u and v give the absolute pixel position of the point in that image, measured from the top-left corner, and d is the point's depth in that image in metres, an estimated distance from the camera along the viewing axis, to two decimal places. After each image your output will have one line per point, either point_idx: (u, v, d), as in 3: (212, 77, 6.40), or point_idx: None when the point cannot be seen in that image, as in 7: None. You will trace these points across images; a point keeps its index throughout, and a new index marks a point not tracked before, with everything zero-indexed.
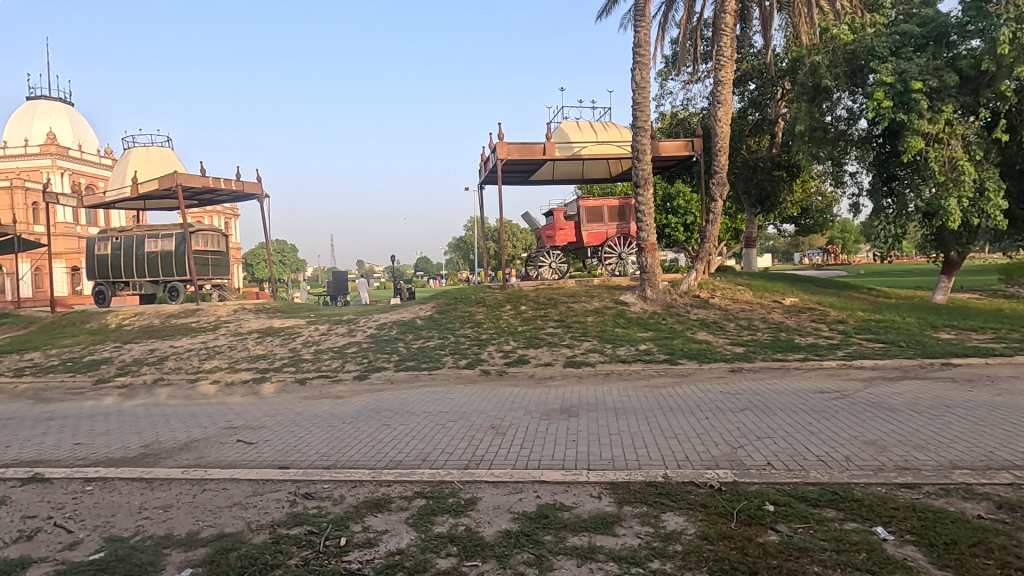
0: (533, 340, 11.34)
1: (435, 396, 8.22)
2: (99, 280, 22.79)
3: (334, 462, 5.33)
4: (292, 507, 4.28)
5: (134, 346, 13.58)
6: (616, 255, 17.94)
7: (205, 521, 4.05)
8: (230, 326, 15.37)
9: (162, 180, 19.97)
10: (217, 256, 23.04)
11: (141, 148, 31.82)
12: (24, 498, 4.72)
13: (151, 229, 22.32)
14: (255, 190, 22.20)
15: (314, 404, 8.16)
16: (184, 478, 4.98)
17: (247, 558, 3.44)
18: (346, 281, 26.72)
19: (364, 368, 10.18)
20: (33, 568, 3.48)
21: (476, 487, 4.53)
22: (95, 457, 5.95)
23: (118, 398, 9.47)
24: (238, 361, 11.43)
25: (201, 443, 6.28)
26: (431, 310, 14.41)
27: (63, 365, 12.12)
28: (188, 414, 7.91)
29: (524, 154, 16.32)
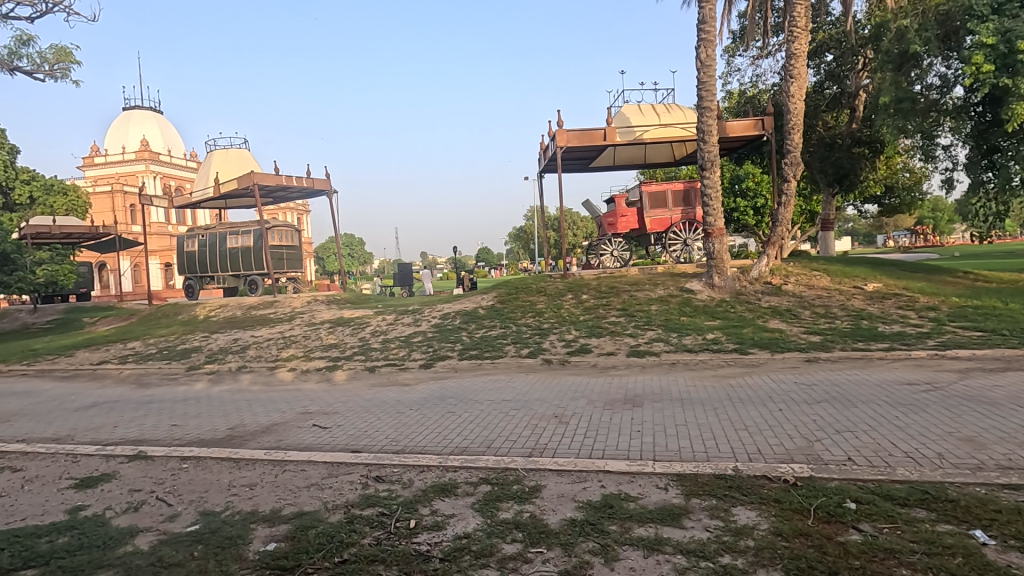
0: (595, 329, 11.23)
1: (499, 385, 8.32)
2: (188, 275, 24.66)
3: (402, 447, 5.52)
4: (364, 489, 4.48)
5: (220, 336, 14.62)
6: (681, 241, 17.38)
7: (286, 500, 4.32)
8: (304, 317, 16.23)
9: (240, 180, 21.25)
10: (291, 250, 24.27)
11: (221, 151, 33.97)
12: (130, 473, 5.22)
13: (231, 227, 23.88)
14: (324, 186, 23.19)
15: (382, 391, 8.48)
16: (266, 459, 5.32)
17: (324, 535, 3.64)
18: (410, 273, 27.36)
19: (429, 356, 10.47)
20: (139, 536, 3.84)
21: (540, 475, 4.55)
22: (189, 437, 6.47)
23: (206, 383, 10.26)
24: (312, 350, 12.05)
25: (280, 426, 6.68)
26: (492, 300, 14.55)
27: (159, 353, 13.24)
28: (268, 399, 8.44)
29: (584, 141, 16.06)
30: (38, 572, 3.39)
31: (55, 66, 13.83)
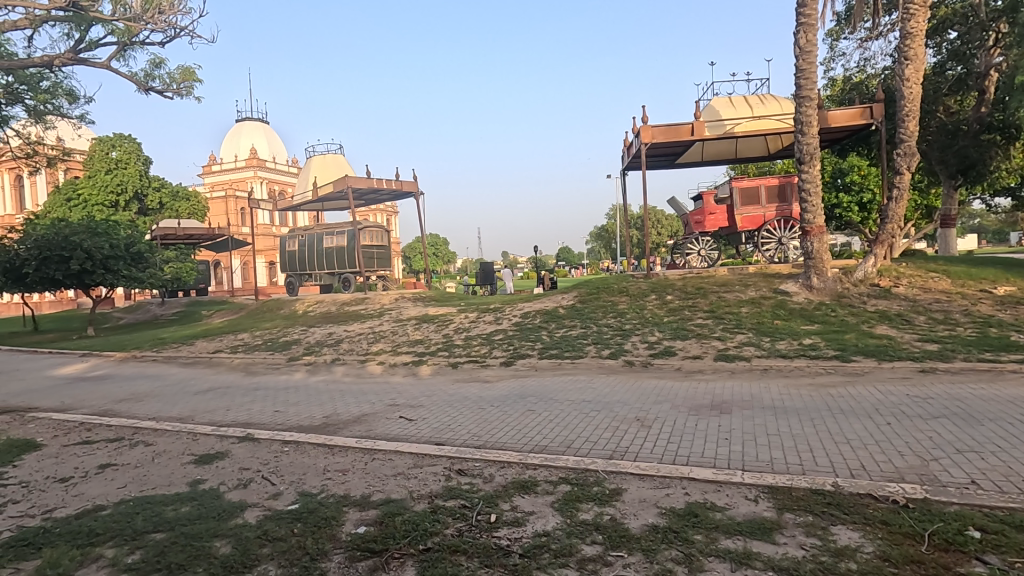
0: (680, 331, 10.84)
1: (579, 385, 8.27)
2: (290, 272, 26.62)
3: (483, 442, 5.64)
4: (448, 481, 4.62)
5: (317, 330, 15.68)
6: (776, 240, 16.40)
7: (375, 487, 4.55)
8: (392, 313, 17.02)
9: (335, 184, 22.63)
10: (381, 250, 25.49)
11: (319, 156, 36.33)
12: (240, 453, 5.73)
13: (327, 227, 25.50)
14: (411, 188, 24.14)
15: (464, 387, 8.70)
16: (357, 447, 5.64)
17: (410, 523, 3.80)
18: (492, 271, 27.84)
19: (510, 354, 10.60)
20: (248, 511, 4.20)
21: (621, 478, 4.47)
22: (290, 423, 7.00)
23: (305, 373, 11.05)
24: (399, 345, 12.61)
25: (370, 417, 7.05)
26: (573, 300, 14.47)
27: (264, 344, 14.43)
28: (359, 391, 8.93)
29: (670, 136, 15.55)
30: (166, 536, 3.81)
31: (180, 85, 15.42)
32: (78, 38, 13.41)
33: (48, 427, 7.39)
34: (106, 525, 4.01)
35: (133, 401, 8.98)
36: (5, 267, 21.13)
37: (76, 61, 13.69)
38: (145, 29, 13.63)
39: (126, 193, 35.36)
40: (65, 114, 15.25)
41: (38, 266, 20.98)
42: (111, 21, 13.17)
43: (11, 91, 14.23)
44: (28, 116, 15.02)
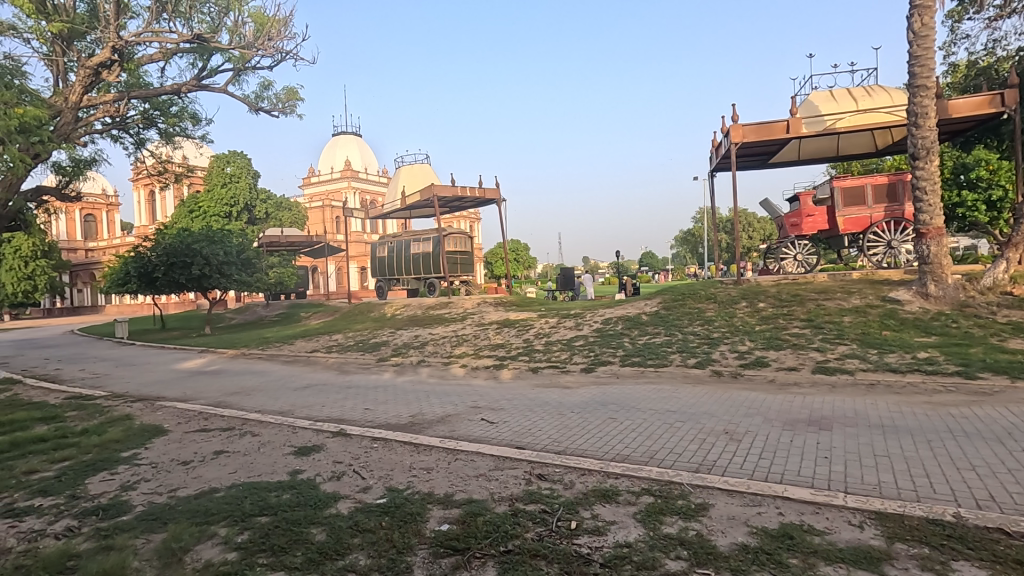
0: (773, 340, 10.22)
1: (663, 394, 8.02)
2: (379, 277, 28.02)
3: (564, 448, 5.62)
4: (528, 484, 4.65)
5: (404, 332, 16.37)
6: (884, 243, 14.99)
7: (458, 486, 4.67)
8: (475, 317, 17.43)
9: (422, 192, 23.56)
10: (464, 255, 26.19)
11: (407, 166, 38.01)
12: (334, 447, 6.09)
13: (414, 234, 26.59)
14: (494, 195, 24.61)
15: (545, 392, 8.72)
16: (441, 447, 5.82)
17: (491, 524, 3.87)
18: (572, 276, 27.77)
19: (591, 361, 10.50)
20: (341, 502, 4.46)
21: (708, 493, 4.28)
22: (379, 420, 7.35)
23: (393, 373, 11.57)
24: (481, 348, 12.87)
25: (453, 418, 7.24)
26: (656, 306, 14.07)
27: (356, 345, 15.28)
28: (443, 392, 9.20)
29: (763, 134, 14.75)
30: (270, 519, 4.14)
31: (286, 104, 16.73)
32: (201, 67, 14.95)
33: (172, 414, 8.27)
34: (220, 506, 4.42)
35: (242, 394, 9.83)
36: (140, 272, 23.90)
37: (199, 87, 15.28)
38: (256, 55, 14.94)
39: (238, 205, 38.84)
40: (190, 135, 17.05)
41: (166, 271, 23.56)
42: (229, 50, 14.55)
43: (147, 116, 16.13)
44: (160, 139, 16.95)
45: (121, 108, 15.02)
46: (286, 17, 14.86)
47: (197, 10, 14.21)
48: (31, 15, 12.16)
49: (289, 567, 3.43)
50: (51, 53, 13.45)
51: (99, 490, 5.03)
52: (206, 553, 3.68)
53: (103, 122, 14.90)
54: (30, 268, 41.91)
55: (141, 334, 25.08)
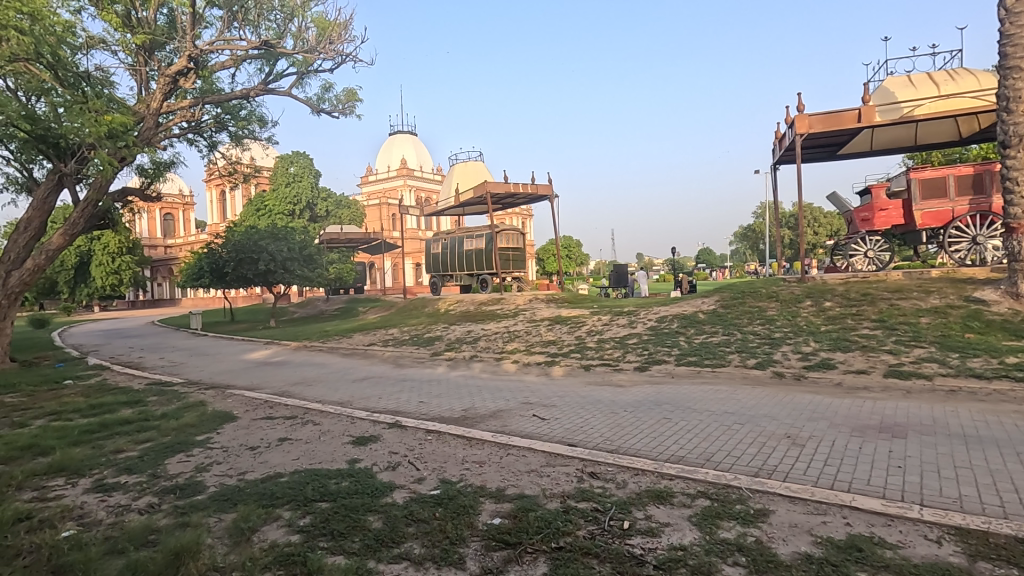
0: (840, 342, 9.70)
1: (720, 395, 7.78)
2: (434, 273, 28.56)
3: (616, 447, 5.56)
4: (580, 482, 4.62)
5: (457, 327, 16.63)
6: (968, 240, 13.84)
7: (510, 481, 4.71)
8: (527, 313, 17.47)
9: (475, 189, 23.82)
10: (516, 252, 26.26)
11: (461, 164, 38.51)
12: (389, 437, 6.27)
13: (468, 231, 26.93)
14: (546, 191, 24.54)
15: (597, 390, 8.64)
16: (493, 441, 5.88)
17: (542, 520, 3.87)
18: (626, 273, 27.32)
19: (644, 359, 10.32)
20: (396, 491, 4.59)
21: (768, 498, 4.12)
22: (433, 413, 7.51)
23: (446, 368, 11.78)
24: (533, 345, 12.90)
25: (505, 413, 7.29)
26: (714, 304, 13.64)
27: (411, 339, 15.66)
28: (495, 387, 9.28)
29: (831, 124, 13.99)
30: (330, 505, 4.31)
31: (345, 105, 17.29)
32: (268, 72, 15.70)
33: (242, 402, 8.75)
34: (284, 490, 4.64)
35: (305, 385, 10.29)
36: (213, 268, 25.42)
37: (266, 91, 16.04)
38: (318, 58, 15.52)
39: (300, 204, 40.55)
40: (257, 137, 17.94)
41: (236, 267, 24.92)
42: (293, 54, 15.19)
43: (219, 120, 17.10)
44: (231, 141, 17.93)
45: (196, 113, 15.99)
46: (347, 21, 15.36)
47: (264, 17, 14.92)
48: (119, 29, 13.13)
49: (347, 551, 3.56)
50: (135, 63, 14.48)
51: (177, 470, 5.40)
52: (272, 534, 3.87)
53: (181, 126, 15.92)
54: (117, 263, 45.38)
55: (214, 326, 26.68)
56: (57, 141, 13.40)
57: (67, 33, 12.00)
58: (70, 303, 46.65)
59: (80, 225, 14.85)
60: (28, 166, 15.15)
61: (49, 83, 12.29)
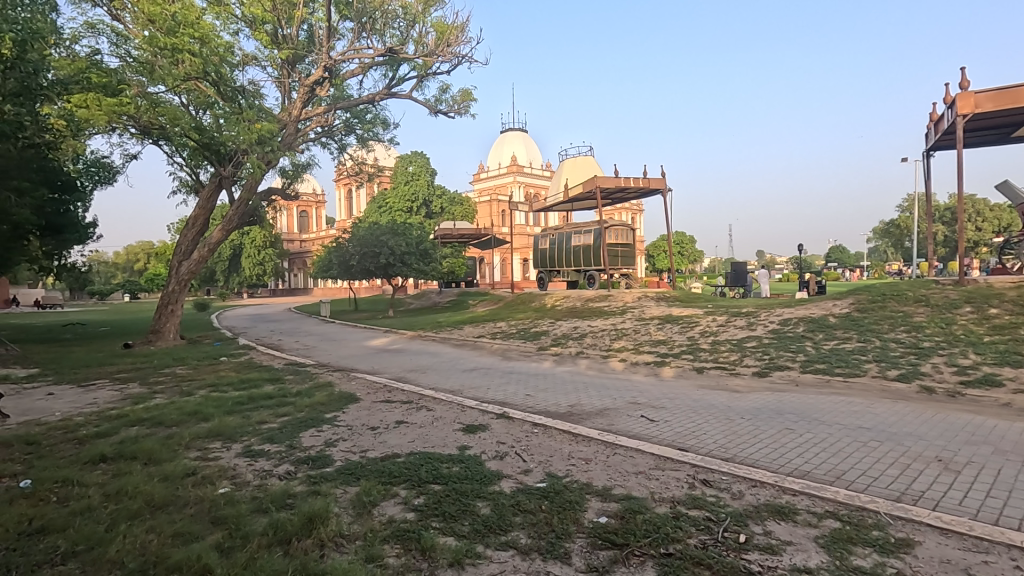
0: (1009, 356, 8.34)
1: (853, 407, 7.05)
2: (541, 269, 28.79)
3: (731, 455, 5.25)
4: (691, 489, 4.42)
5: (564, 323, 16.64)
6: None
7: (617, 481, 4.63)
8: (635, 311, 17.04)
9: (584, 184, 23.62)
10: (625, 248, 25.65)
11: (572, 159, 38.38)
12: (497, 428, 6.44)
13: (576, 226, 26.79)
14: (659, 185, 23.66)
15: (711, 394, 8.20)
16: (600, 439, 5.82)
17: (651, 523, 3.77)
18: (744, 272, 25.57)
19: (764, 364, 9.63)
20: (504, 480, 4.71)
21: (913, 528, 3.66)
22: (539, 407, 7.59)
23: (552, 363, 11.83)
24: (642, 344, 12.55)
25: (612, 412, 7.18)
26: (848, 308, 12.34)
27: (518, 333, 15.93)
28: (602, 385, 9.17)
29: (1004, 102, 12.04)
30: (442, 488, 4.53)
31: (461, 105, 17.95)
32: (391, 77, 16.75)
33: (364, 385, 9.47)
34: (401, 470, 4.96)
35: (419, 372, 10.89)
36: (341, 260, 27.70)
37: (389, 95, 17.13)
38: (436, 61, 16.25)
39: (417, 201, 42.85)
40: (380, 139, 19.21)
41: (360, 260, 26.92)
42: (414, 59, 16.04)
43: (348, 124, 18.55)
44: (358, 143, 19.37)
45: (330, 118, 17.49)
46: (463, 24, 15.95)
47: (389, 26, 15.91)
48: (268, 46, 14.74)
49: (458, 533, 3.72)
50: (280, 76, 16.14)
51: (309, 443, 5.97)
52: (389, 510, 4.15)
53: (316, 131, 17.48)
54: (262, 256, 51.13)
55: (340, 314, 29.15)
56: (217, 149, 15.34)
57: (227, 53, 13.50)
58: (225, 290, 53.41)
59: (234, 221, 16.79)
60: (196, 170, 17.50)
61: (212, 97, 14.10)
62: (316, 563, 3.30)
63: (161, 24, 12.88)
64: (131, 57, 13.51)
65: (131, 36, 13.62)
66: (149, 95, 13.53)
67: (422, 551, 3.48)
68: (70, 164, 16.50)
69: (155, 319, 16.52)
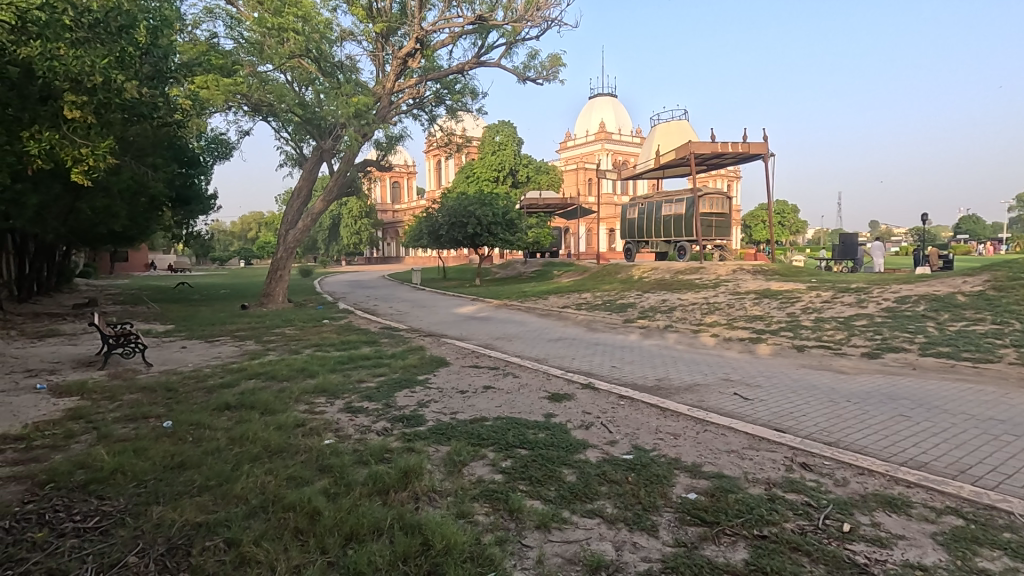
0: None
1: (985, 396, 6.30)
2: (629, 239, 28.08)
3: (835, 440, 4.92)
4: (789, 472, 4.20)
5: (651, 296, 16.19)
6: None
7: (707, 458, 4.50)
8: (729, 285, 16.20)
9: (678, 150, 22.50)
10: (720, 218, 24.29)
11: (664, 124, 36.62)
12: (582, 398, 6.45)
13: (667, 195, 25.71)
14: (760, 150, 22.01)
15: (812, 374, 7.68)
16: (689, 415, 5.66)
17: (744, 504, 3.63)
18: (854, 245, 23.25)
19: (876, 345, 8.85)
20: (589, 450, 4.73)
21: None
22: (625, 379, 7.50)
23: (639, 335, 11.60)
24: (736, 319, 11.96)
25: (702, 388, 6.94)
26: (982, 285, 10.96)
27: (604, 304, 15.73)
28: (691, 360, 8.88)
29: None
30: (528, 453, 4.63)
31: (549, 71, 17.61)
32: (480, 45, 16.73)
33: (453, 350, 9.82)
34: (489, 433, 5.12)
35: (505, 340, 11.11)
36: (431, 230, 28.62)
37: (478, 65, 17.15)
38: (525, 27, 15.98)
39: (504, 170, 43.08)
40: (469, 109, 19.35)
41: (449, 229, 27.64)
42: (503, 25, 15.87)
43: (438, 95, 18.84)
44: (447, 114, 19.66)
45: (421, 90, 17.84)
46: None
47: None
48: (363, 20, 15.21)
49: (545, 498, 3.80)
50: (375, 49, 16.64)
51: (404, 403, 6.32)
52: (479, 470, 4.32)
53: (408, 103, 17.94)
54: (358, 225, 54.04)
55: (429, 281, 30.22)
56: (319, 124, 16.23)
57: (326, 30, 14.05)
58: (325, 258, 57.21)
59: (334, 191, 17.72)
60: (300, 144, 18.64)
61: (314, 74, 14.84)
62: (412, 514, 3.52)
63: (269, 6, 13.66)
64: (243, 38, 14.51)
65: (243, 18, 14.58)
66: (259, 74, 14.50)
67: (510, 512, 3.60)
68: (195, 140, 18.17)
69: (267, 283, 18.01)
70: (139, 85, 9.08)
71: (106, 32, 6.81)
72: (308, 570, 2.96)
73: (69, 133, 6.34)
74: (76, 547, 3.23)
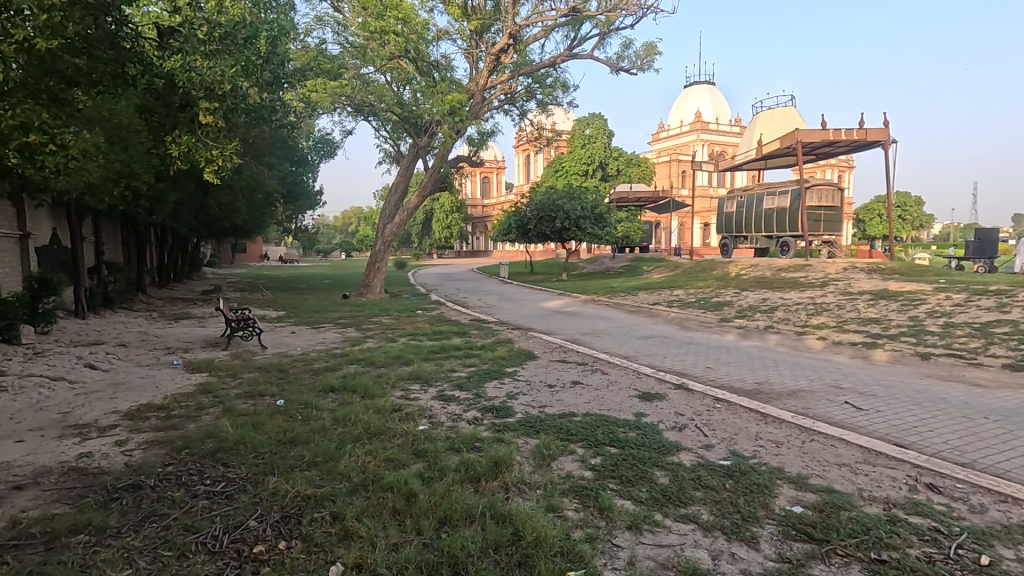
0: None
1: None
2: (725, 234, 26.72)
3: (970, 461, 4.38)
4: (912, 492, 3.80)
5: (750, 294, 15.28)
6: None
7: (814, 470, 4.18)
8: (839, 284, 14.93)
9: (784, 139, 21.00)
10: (831, 211, 22.39)
11: (767, 112, 34.38)
12: (675, 398, 6.23)
13: (769, 187, 24.11)
14: (880, 136, 19.99)
15: (941, 385, 6.89)
16: (793, 423, 5.29)
17: (859, 523, 3.34)
18: (993, 241, 20.37)
19: (1020, 356, 7.77)
20: (683, 452, 4.56)
21: None
22: (721, 381, 7.16)
23: (736, 335, 11.01)
24: (848, 321, 10.99)
25: (808, 394, 6.46)
26: None
27: (697, 302, 15.11)
28: (796, 364, 8.28)
29: None
30: (619, 451, 4.54)
31: (644, 60, 17.09)
32: (573, 37, 16.57)
33: (541, 344, 9.85)
34: (578, 429, 5.09)
35: (593, 335, 10.98)
36: (519, 224, 28.90)
37: (570, 57, 16.99)
38: (619, 16, 15.59)
39: (593, 163, 42.57)
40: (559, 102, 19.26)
41: (537, 223, 27.77)
42: (596, 16, 15.62)
43: (529, 90, 18.89)
44: (538, 108, 19.71)
45: (512, 85, 18.01)
46: None
47: None
48: (459, 19, 15.60)
49: (636, 498, 3.71)
50: (469, 47, 17.02)
51: (493, 394, 6.44)
52: (568, 465, 4.30)
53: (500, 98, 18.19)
54: (449, 219, 55.77)
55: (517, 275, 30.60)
56: (415, 121, 16.92)
57: (424, 31, 14.51)
58: (419, 251, 59.62)
59: (429, 186, 18.39)
60: (398, 142, 19.53)
61: (411, 73, 15.43)
62: (503, 504, 3.58)
63: (372, 10, 14.39)
64: (349, 42, 15.42)
65: (349, 24, 15.46)
66: (362, 76, 15.31)
67: (600, 509, 3.56)
68: (304, 140, 19.60)
69: (366, 274, 19.09)
70: (261, 91, 9.89)
71: (233, 43, 7.31)
72: (405, 549, 3.10)
73: (202, 137, 6.96)
74: (206, 507, 3.60)
